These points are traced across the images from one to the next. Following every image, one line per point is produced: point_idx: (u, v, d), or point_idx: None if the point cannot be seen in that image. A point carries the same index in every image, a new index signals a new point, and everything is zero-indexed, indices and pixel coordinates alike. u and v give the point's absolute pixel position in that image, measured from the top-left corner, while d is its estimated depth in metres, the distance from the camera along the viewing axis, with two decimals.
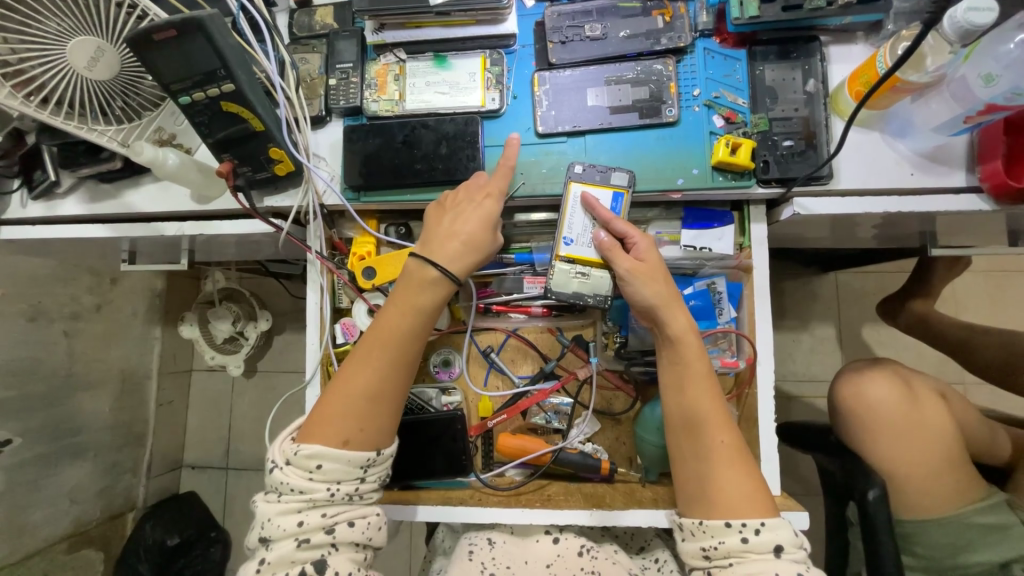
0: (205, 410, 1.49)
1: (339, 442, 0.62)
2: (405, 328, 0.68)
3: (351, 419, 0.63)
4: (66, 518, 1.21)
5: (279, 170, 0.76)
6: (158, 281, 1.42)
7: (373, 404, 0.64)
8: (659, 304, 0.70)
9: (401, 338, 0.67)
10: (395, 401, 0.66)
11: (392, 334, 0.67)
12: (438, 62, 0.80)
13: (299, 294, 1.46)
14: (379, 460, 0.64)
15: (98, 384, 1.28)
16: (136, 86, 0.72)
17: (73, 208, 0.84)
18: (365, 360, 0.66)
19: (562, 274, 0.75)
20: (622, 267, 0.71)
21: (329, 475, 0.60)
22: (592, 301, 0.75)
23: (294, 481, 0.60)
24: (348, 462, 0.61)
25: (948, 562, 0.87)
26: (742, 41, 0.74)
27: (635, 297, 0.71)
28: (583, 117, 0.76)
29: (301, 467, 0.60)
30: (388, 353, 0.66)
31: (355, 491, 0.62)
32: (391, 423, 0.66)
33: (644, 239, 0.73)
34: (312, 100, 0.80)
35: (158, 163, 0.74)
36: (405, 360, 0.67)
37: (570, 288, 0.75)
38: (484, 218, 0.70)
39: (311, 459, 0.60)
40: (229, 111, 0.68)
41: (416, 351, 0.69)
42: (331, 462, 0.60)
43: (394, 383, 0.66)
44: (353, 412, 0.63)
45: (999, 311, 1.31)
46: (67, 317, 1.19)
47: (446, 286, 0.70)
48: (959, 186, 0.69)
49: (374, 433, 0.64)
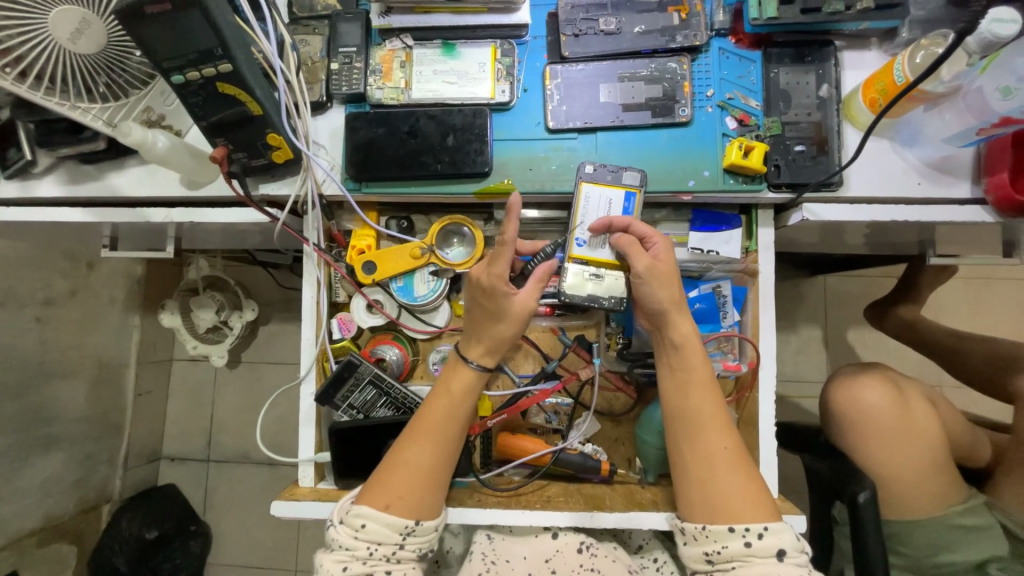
0: (187, 401, 1.44)
1: (382, 505, 0.65)
2: (453, 407, 0.71)
3: (393, 486, 0.66)
4: (38, 512, 1.16)
5: (277, 157, 0.72)
6: (138, 267, 1.36)
7: (413, 478, 0.66)
8: (670, 308, 0.69)
9: (444, 417, 0.70)
10: (439, 476, 0.68)
11: (442, 410, 0.70)
12: (446, 50, 0.77)
13: (287, 284, 1.41)
14: (418, 531, 0.65)
15: (74, 373, 1.22)
16: (123, 62, 0.68)
17: (50, 190, 0.79)
18: (415, 433, 0.69)
19: (575, 276, 0.74)
20: (640, 266, 0.69)
21: (371, 535, 0.64)
22: (608, 303, 0.74)
23: (343, 538, 0.64)
24: (387, 525, 0.64)
25: (928, 560, 0.90)
26: (757, 43, 0.74)
27: (648, 299, 0.70)
28: (595, 113, 0.74)
29: (349, 524, 0.64)
30: (436, 428, 0.69)
31: (393, 553, 0.64)
32: (433, 498, 0.67)
33: (663, 240, 0.71)
34: (312, 84, 0.77)
35: (148, 146, 0.69)
36: (451, 438, 0.70)
37: (585, 292, 0.74)
38: (498, 313, 0.70)
39: (357, 517, 0.64)
40: (226, 92, 0.64)
41: (460, 434, 0.71)
42: (374, 523, 0.64)
43: (436, 459, 0.68)
44: (397, 478, 0.66)
45: (979, 317, 1.34)
46: (40, 302, 1.12)
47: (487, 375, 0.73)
48: (963, 197, 0.70)
49: (414, 503, 0.66)
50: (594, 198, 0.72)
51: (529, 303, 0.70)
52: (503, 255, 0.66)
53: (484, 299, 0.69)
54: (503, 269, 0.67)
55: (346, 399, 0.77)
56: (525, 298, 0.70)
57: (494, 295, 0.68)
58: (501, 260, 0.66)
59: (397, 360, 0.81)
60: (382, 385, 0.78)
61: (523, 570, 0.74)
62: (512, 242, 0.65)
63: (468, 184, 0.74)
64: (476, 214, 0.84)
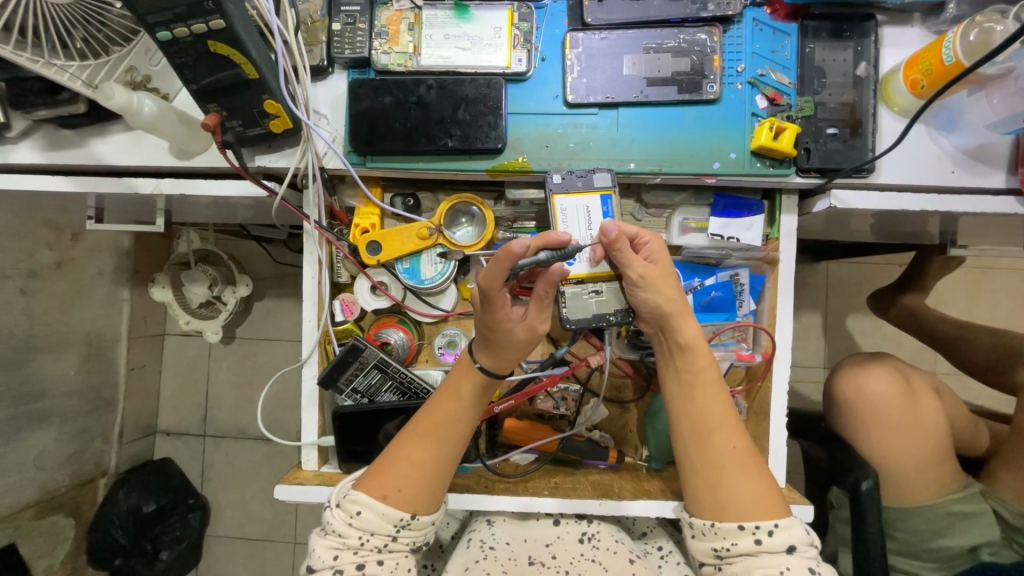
0: (181, 377, 1.41)
1: (379, 495, 0.63)
2: (459, 410, 0.67)
3: (392, 476, 0.64)
4: (32, 485, 1.14)
5: (275, 126, 0.67)
6: (125, 238, 1.29)
7: (412, 474, 0.64)
8: (672, 311, 0.65)
9: (450, 419, 0.67)
10: (443, 474, 0.66)
11: (450, 410, 0.67)
12: (458, 12, 0.71)
13: (280, 259, 1.36)
14: (413, 525, 0.64)
15: (63, 347, 1.18)
16: (101, 14, 0.63)
17: (27, 156, 0.73)
18: (421, 429, 0.67)
19: (574, 298, 0.71)
20: (635, 272, 0.64)
21: (365, 523, 0.62)
22: (614, 319, 0.70)
23: (337, 523, 0.62)
24: (383, 517, 0.62)
25: (924, 545, 0.90)
26: (794, 15, 0.69)
27: (645, 305, 0.66)
28: (617, 87, 0.69)
29: (345, 509, 0.62)
30: (440, 425, 0.67)
31: (386, 544, 0.63)
32: (433, 494, 0.65)
33: (654, 239, 0.67)
34: (312, 47, 0.71)
35: (132, 111, 0.64)
36: (459, 438, 0.67)
37: (589, 312, 0.71)
38: (530, 335, 0.66)
39: (354, 504, 0.62)
40: (218, 53, 0.58)
41: (464, 437, 0.68)
42: (369, 512, 0.62)
43: (439, 458, 0.66)
44: (397, 471, 0.64)
45: (979, 307, 1.34)
46: (24, 274, 1.07)
47: (495, 382, 0.69)
48: (997, 186, 0.67)
49: (411, 497, 0.64)
50: (570, 209, 0.68)
51: (537, 327, 0.66)
52: (493, 302, 0.61)
53: (486, 331, 0.65)
54: (498, 311, 0.62)
55: (351, 382, 0.75)
56: (530, 323, 0.65)
57: (495, 329, 0.64)
58: (490, 307, 0.62)
59: (402, 343, 0.78)
60: (387, 370, 0.75)
61: (523, 553, 0.73)
62: (500, 291, 0.61)
63: (480, 161, 0.70)
64: (485, 193, 0.80)
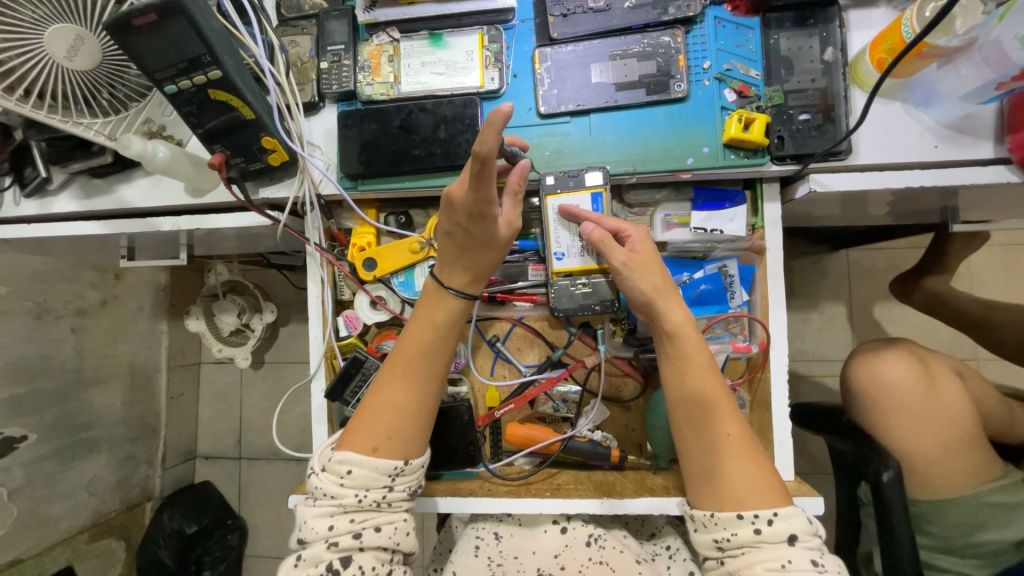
0: (216, 403, 1.50)
1: (369, 449, 0.64)
2: (430, 341, 0.70)
3: (380, 428, 0.65)
4: (86, 510, 1.23)
5: (273, 160, 0.73)
6: (161, 275, 1.40)
7: (402, 417, 0.66)
8: (655, 296, 0.67)
9: (423, 355, 0.69)
10: (426, 409, 0.68)
11: (420, 347, 0.69)
12: (433, 40, 0.76)
13: (301, 284, 1.44)
14: (407, 470, 0.65)
15: (109, 379, 1.28)
16: (121, 75, 0.71)
17: (67, 205, 0.83)
18: (399, 371, 0.68)
19: (562, 290, 0.76)
20: (618, 260, 0.67)
21: (357, 481, 0.62)
22: (600, 309, 0.75)
23: (327, 486, 0.62)
24: (375, 469, 0.63)
25: (963, 541, 0.84)
26: (755, 9, 0.70)
27: (632, 291, 0.67)
28: (587, 95, 0.72)
29: (334, 472, 0.63)
30: (416, 361, 0.69)
31: (383, 497, 0.63)
32: (422, 436, 0.67)
33: (637, 231, 0.70)
34: (304, 85, 0.77)
35: (147, 157, 0.71)
36: (436, 373, 0.70)
37: (575, 302, 0.76)
38: (509, 228, 0.68)
39: (342, 464, 0.63)
40: (218, 99, 0.65)
41: (438, 368, 0.70)
42: (359, 469, 0.62)
43: (422, 394, 0.68)
44: (381, 422, 0.65)
45: (1017, 286, 1.27)
46: (73, 313, 1.18)
47: (459, 307, 0.71)
48: (985, 157, 0.66)
49: (402, 442, 0.65)
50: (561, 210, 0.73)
51: (513, 222, 0.68)
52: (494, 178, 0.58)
53: (470, 225, 0.65)
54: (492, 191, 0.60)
55: (355, 395, 0.78)
56: (508, 218, 0.68)
57: (482, 219, 0.64)
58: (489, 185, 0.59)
59: None
60: None
61: (532, 566, 0.74)
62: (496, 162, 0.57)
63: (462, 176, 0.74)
64: None
